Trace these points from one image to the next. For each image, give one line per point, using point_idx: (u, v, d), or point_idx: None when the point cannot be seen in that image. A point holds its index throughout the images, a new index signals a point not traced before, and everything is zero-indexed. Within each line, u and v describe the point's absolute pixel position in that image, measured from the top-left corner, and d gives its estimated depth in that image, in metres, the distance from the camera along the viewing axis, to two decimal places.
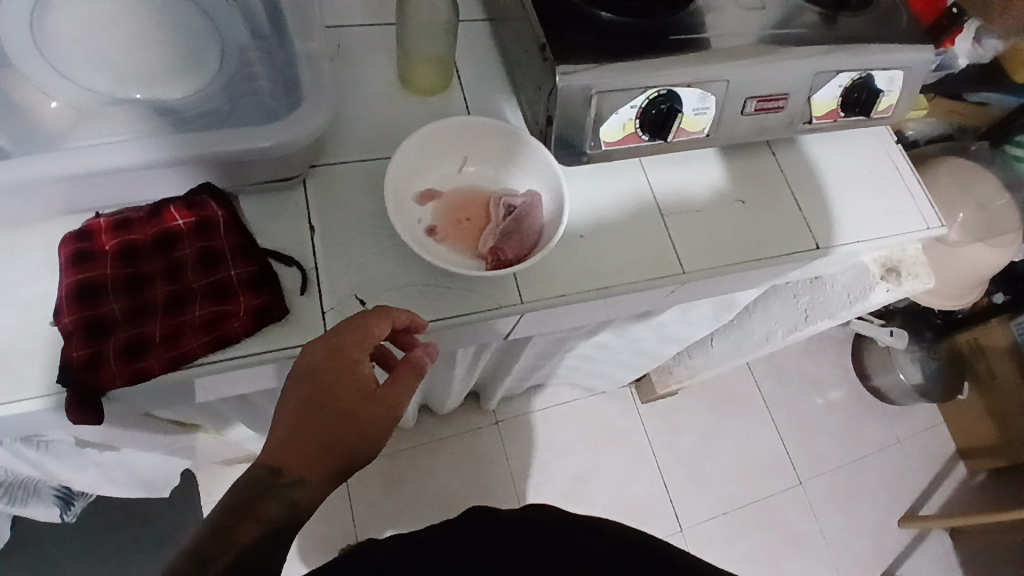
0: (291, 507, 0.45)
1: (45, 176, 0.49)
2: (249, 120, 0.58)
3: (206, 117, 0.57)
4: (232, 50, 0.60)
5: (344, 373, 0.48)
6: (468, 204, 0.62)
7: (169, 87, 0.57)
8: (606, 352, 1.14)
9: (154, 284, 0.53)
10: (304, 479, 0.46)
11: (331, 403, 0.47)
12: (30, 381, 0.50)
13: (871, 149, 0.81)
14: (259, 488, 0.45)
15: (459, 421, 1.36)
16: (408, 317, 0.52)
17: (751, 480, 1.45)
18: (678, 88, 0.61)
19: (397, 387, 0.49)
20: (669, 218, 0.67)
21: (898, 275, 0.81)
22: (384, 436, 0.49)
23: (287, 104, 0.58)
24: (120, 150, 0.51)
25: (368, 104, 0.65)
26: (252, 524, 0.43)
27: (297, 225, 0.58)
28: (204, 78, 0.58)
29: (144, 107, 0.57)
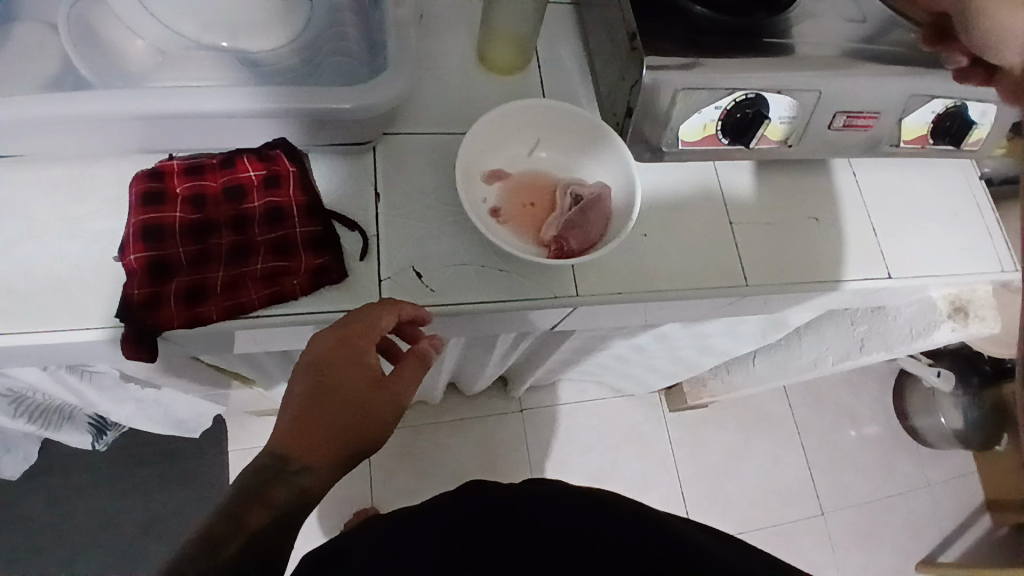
0: (299, 494, 0.45)
1: (131, 111, 0.50)
2: (328, 80, 0.58)
3: (292, 76, 0.58)
4: (319, 9, 0.61)
5: (352, 360, 0.48)
6: (535, 190, 0.61)
7: (254, 40, 0.57)
8: (641, 355, 1.12)
9: (220, 232, 0.54)
10: (310, 466, 0.46)
11: (336, 391, 0.47)
12: (92, 313, 0.51)
13: (956, 181, 0.76)
14: (268, 474, 0.45)
15: (484, 404, 1.36)
16: (413, 309, 0.52)
17: (768, 504, 1.42)
18: (767, 93, 0.59)
19: (403, 377, 0.49)
20: (737, 227, 0.65)
21: (965, 316, 0.77)
22: (390, 425, 0.49)
23: (368, 68, 0.58)
24: (204, 95, 0.51)
25: (444, 77, 0.64)
26: (261, 509, 0.44)
27: (363, 189, 0.58)
28: (289, 33, 0.58)
29: (229, 58, 0.58)
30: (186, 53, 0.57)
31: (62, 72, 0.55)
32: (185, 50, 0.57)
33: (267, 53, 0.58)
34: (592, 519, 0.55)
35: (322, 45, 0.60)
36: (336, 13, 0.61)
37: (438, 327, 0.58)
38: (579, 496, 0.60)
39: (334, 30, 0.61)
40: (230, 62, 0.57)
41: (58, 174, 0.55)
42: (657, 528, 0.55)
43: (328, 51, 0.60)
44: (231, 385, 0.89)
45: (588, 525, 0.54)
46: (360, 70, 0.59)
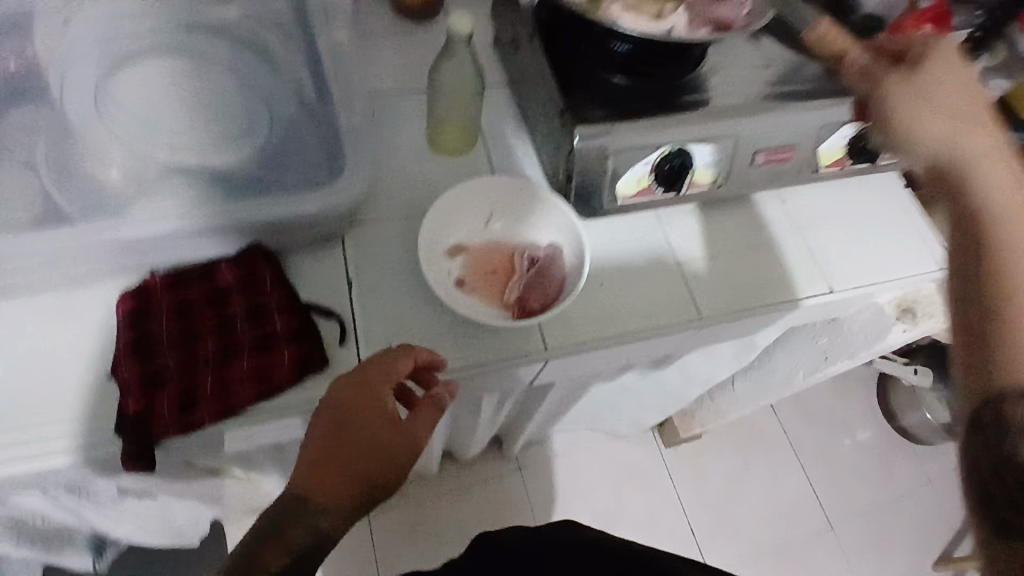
0: (316, 534, 0.49)
1: (120, 239, 0.55)
2: (293, 183, 0.62)
3: (260, 183, 0.62)
4: (278, 121, 0.66)
5: (367, 407, 0.50)
6: (495, 257, 0.65)
7: (220, 156, 0.63)
8: (627, 395, 1.15)
9: (206, 337, 0.57)
10: (327, 508, 0.49)
11: (354, 432, 0.49)
12: (57, 439, 0.53)
13: (881, 193, 0.83)
14: (286, 514, 0.48)
15: (482, 466, 1.36)
16: (430, 355, 0.55)
17: (778, 525, 1.42)
18: (689, 145, 0.66)
19: (417, 421, 0.52)
20: (686, 265, 0.70)
21: (913, 315, 0.83)
22: (405, 469, 0.51)
23: (329, 170, 0.63)
24: (189, 216, 0.57)
25: (400, 166, 0.70)
26: (279, 547, 0.48)
27: (337, 278, 0.62)
28: (253, 147, 0.64)
29: (200, 173, 0.61)
30: (156, 174, 0.61)
31: (45, 208, 0.59)
32: (154, 170, 0.61)
33: (233, 163, 0.63)
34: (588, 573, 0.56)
35: (284, 151, 0.65)
36: (294, 120, 0.67)
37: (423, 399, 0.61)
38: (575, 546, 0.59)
39: (294, 137, 0.66)
40: (198, 175, 0.61)
41: (44, 303, 0.58)
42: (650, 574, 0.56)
43: (290, 157, 0.65)
44: (228, 484, 0.90)
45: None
46: (322, 170, 0.64)
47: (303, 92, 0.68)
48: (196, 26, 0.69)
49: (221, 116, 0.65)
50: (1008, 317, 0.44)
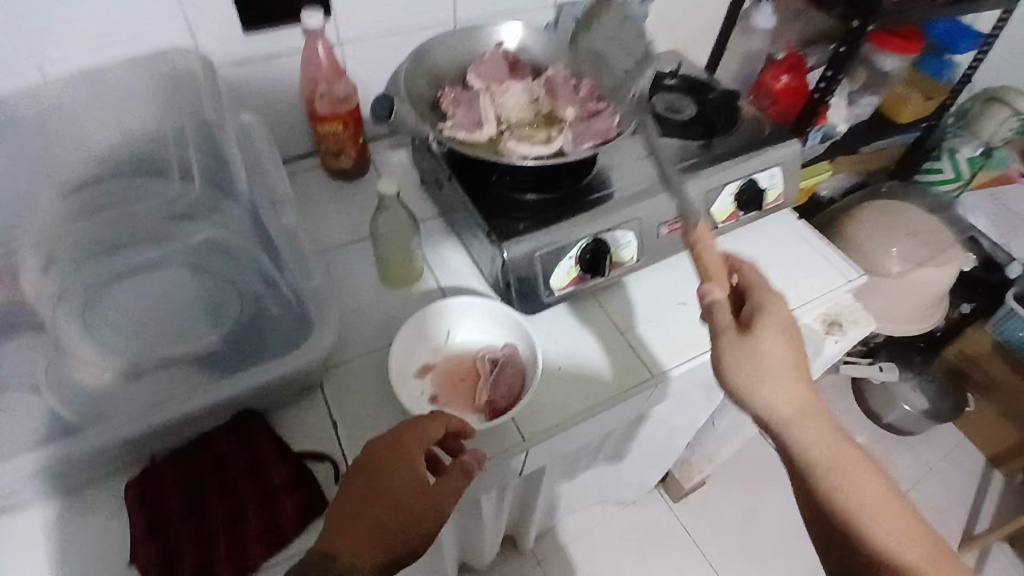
0: None
1: (122, 437, 0.60)
2: (271, 346, 0.70)
3: (240, 351, 0.70)
4: (247, 298, 0.75)
5: (404, 469, 0.58)
6: (460, 368, 0.72)
7: (202, 338, 0.71)
8: (621, 460, 1.20)
9: (211, 506, 0.61)
10: (353, 565, 0.53)
11: (391, 494, 0.57)
12: None
13: (779, 229, 0.98)
14: (310, 574, 0.52)
15: (503, 569, 1.36)
16: (460, 424, 0.64)
17: (803, 551, 1.44)
18: (601, 234, 0.76)
19: (446, 486, 0.60)
20: (629, 333, 0.80)
21: (840, 326, 0.90)
22: (429, 530, 0.58)
23: (300, 327, 0.71)
24: (181, 404, 0.62)
25: (362, 308, 0.78)
26: None
27: (324, 421, 0.68)
28: (228, 323, 0.72)
29: (189, 360, 0.69)
30: (150, 368, 0.68)
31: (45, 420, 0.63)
32: (144, 364, 0.68)
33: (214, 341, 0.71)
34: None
35: (258, 321, 0.73)
36: (261, 291, 0.76)
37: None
38: None
39: (266, 308, 0.74)
40: (183, 360, 0.69)
41: (57, 515, 0.62)
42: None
43: (265, 326, 0.72)
44: None
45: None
46: (294, 328, 0.72)
47: (265, 267, 0.78)
48: (164, 234, 0.80)
49: (197, 308, 0.74)
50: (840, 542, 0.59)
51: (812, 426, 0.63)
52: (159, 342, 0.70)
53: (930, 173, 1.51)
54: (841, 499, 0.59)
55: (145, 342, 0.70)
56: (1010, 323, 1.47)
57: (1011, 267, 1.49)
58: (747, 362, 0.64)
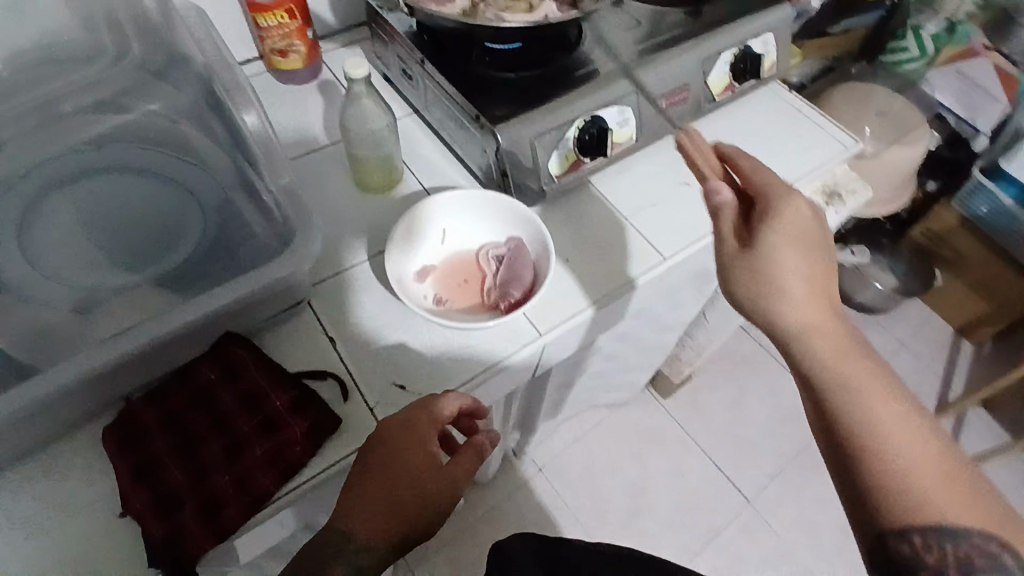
0: (357, 572, 0.51)
1: (82, 374, 0.52)
2: (248, 260, 0.62)
3: (213, 269, 0.62)
4: (212, 212, 0.66)
5: (422, 453, 0.54)
6: (463, 268, 0.67)
7: (167, 258, 0.62)
8: (615, 362, 1.19)
9: (207, 439, 0.55)
10: (368, 545, 0.51)
11: (404, 475, 0.53)
12: None
13: (773, 100, 0.91)
14: (329, 551, 0.51)
15: (504, 481, 1.38)
16: (473, 403, 0.59)
17: (789, 430, 1.50)
18: (600, 111, 0.69)
19: (459, 467, 0.57)
20: (633, 218, 0.74)
21: (840, 197, 0.87)
22: (443, 510, 0.55)
23: (279, 236, 0.63)
24: (146, 330, 0.54)
25: (340, 219, 0.70)
26: None
27: (320, 342, 0.62)
28: (195, 240, 0.63)
29: (155, 284, 0.60)
30: (112, 296, 0.60)
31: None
32: (107, 293, 0.60)
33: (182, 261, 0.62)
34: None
35: (229, 235, 0.64)
36: (226, 201, 0.66)
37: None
38: None
39: (235, 220, 0.65)
40: (150, 284, 0.60)
41: (26, 475, 0.55)
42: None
43: (238, 240, 0.64)
44: None
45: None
46: (273, 239, 0.64)
47: (228, 179, 0.68)
48: (106, 156, 0.70)
49: (155, 227, 0.64)
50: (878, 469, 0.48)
51: (844, 360, 0.53)
52: (117, 270, 0.62)
53: (893, 54, 1.34)
54: (847, 421, 0.50)
55: (100, 272, 0.61)
56: (976, 198, 1.42)
57: (976, 142, 1.40)
58: (773, 282, 0.56)
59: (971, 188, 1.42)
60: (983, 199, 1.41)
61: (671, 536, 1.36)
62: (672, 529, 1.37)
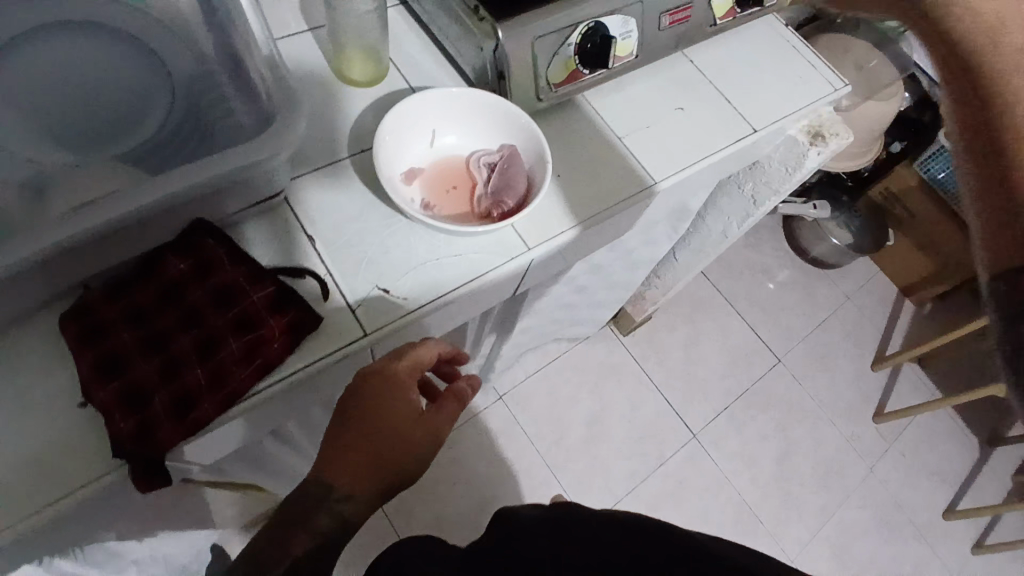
0: (340, 518, 0.52)
1: (41, 251, 0.47)
2: (225, 144, 0.59)
3: (186, 151, 0.58)
4: (181, 90, 0.60)
5: (396, 403, 0.53)
6: (451, 174, 0.65)
7: (134, 137, 0.58)
8: (584, 295, 1.20)
9: (177, 334, 0.52)
10: (351, 494, 0.52)
11: (382, 425, 0.52)
12: (24, 495, 0.48)
13: (770, 32, 0.89)
14: (312, 502, 0.51)
15: (465, 407, 1.40)
16: (453, 350, 0.61)
17: (738, 372, 1.57)
18: (604, 17, 0.65)
19: (440, 414, 0.56)
20: (627, 138, 0.72)
21: (823, 137, 0.89)
22: (427, 458, 0.55)
23: (259, 121, 0.59)
24: (111, 204, 0.49)
25: (318, 113, 0.65)
26: (303, 535, 0.51)
27: (296, 242, 0.59)
28: (165, 119, 0.59)
29: (117, 164, 0.56)
30: (68, 174, 0.55)
31: None
32: (65, 169, 0.55)
33: (150, 141, 0.58)
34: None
35: (201, 119, 0.60)
36: (197, 79, 0.61)
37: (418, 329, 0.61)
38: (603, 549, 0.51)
39: (209, 102, 0.60)
40: (116, 163, 0.56)
41: None
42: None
43: (210, 126, 0.59)
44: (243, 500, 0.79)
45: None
46: (252, 123, 0.60)
47: (198, 54, 0.62)
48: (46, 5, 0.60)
49: (115, 103, 0.59)
50: None
51: None
52: (73, 146, 0.56)
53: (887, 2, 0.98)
54: None
55: (54, 148, 0.56)
56: (935, 163, 1.53)
57: None
58: None
59: None
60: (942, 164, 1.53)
61: (621, 464, 1.42)
62: (624, 457, 1.43)
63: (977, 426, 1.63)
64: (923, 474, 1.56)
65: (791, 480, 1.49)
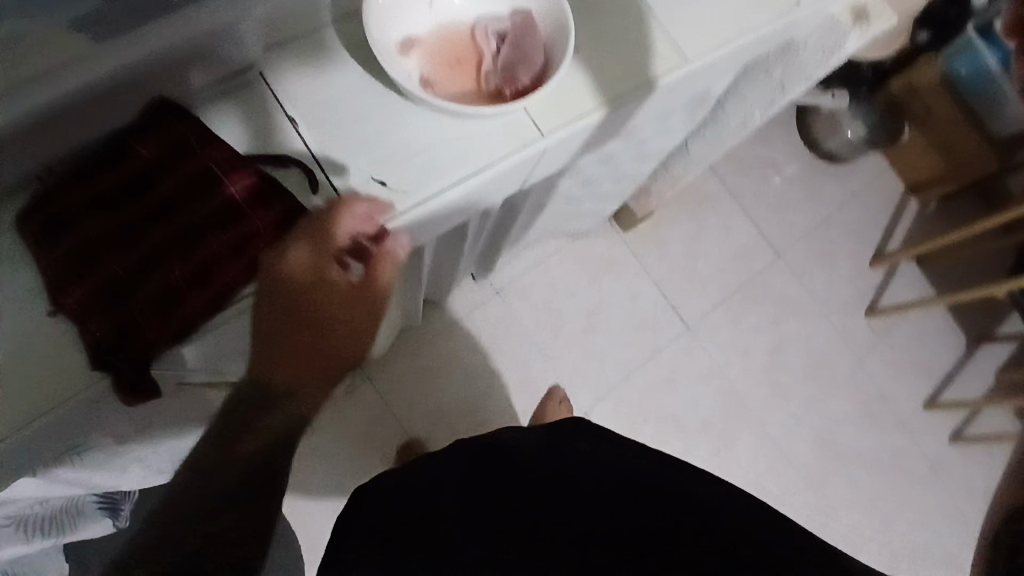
0: (288, 415, 0.54)
1: None
2: None
3: None
4: None
5: (312, 299, 0.49)
6: (456, 44, 0.55)
7: None
8: (587, 189, 1.12)
9: (150, 228, 0.47)
10: (291, 394, 0.53)
11: (304, 319, 0.50)
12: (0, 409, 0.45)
13: None
14: (254, 404, 0.53)
15: (462, 302, 1.37)
16: (368, 205, 0.48)
17: (737, 268, 1.55)
18: None
19: (373, 285, 0.51)
20: (657, 6, 0.61)
21: (866, 19, 0.81)
22: (368, 339, 0.54)
23: None
24: (58, 76, 0.41)
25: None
26: (255, 434, 0.54)
27: (279, 123, 0.52)
28: None
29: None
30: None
31: None
32: None
33: None
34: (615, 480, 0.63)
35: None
36: None
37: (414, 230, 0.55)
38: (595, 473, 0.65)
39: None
40: None
41: None
42: (661, 473, 0.66)
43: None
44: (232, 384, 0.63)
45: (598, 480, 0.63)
46: None
47: None
48: None
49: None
50: None
51: None
52: None
53: None
54: None
55: None
56: (963, 58, 1.39)
57: None
58: None
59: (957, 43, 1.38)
60: (967, 59, 1.39)
61: (616, 357, 1.44)
62: (620, 351, 1.44)
63: (965, 323, 1.66)
64: (907, 368, 1.60)
65: (781, 372, 1.52)
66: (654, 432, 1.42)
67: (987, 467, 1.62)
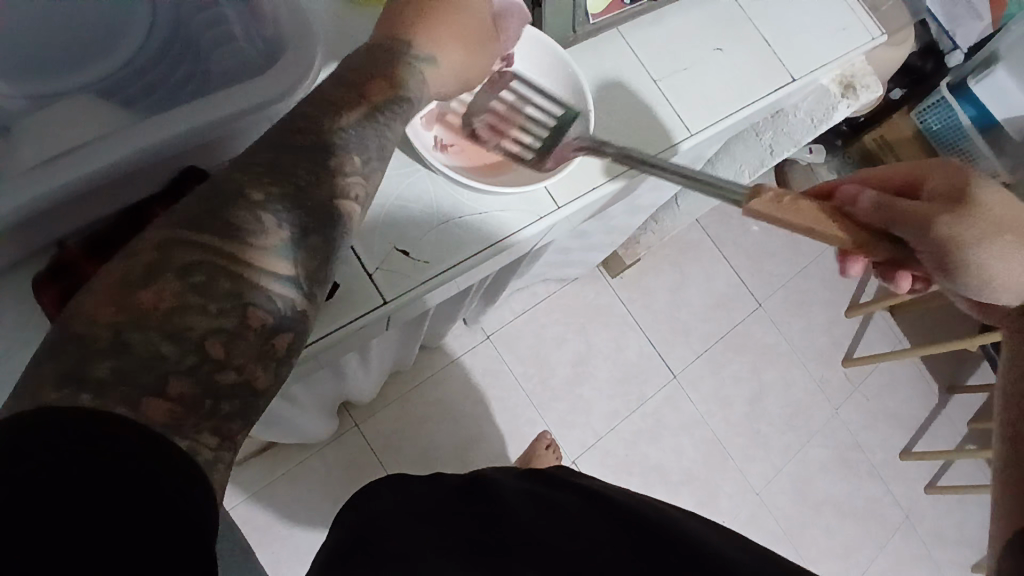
0: (244, 253, 0.39)
1: (45, 198, 0.42)
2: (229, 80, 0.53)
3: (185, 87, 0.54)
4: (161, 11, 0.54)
5: (427, 17, 0.53)
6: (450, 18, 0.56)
7: (102, 61, 0.54)
8: (580, 240, 1.15)
9: None
10: (265, 204, 0.40)
11: (415, 12, 0.53)
12: None
13: None
14: (212, 204, 0.39)
15: (451, 347, 1.37)
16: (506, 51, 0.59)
17: (719, 316, 1.59)
18: None
19: (435, 46, 0.53)
20: (663, 83, 0.69)
21: (856, 89, 0.85)
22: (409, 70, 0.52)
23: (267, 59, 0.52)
24: (105, 147, 0.43)
25: (330, 41, 0.60)
26: (195, 263, 0.37)
27: None
28: (134, 42, 0.54)
29: (90, 94, 0.53)
30: (32, 110, 0.52)
31: None
32: (33, 107, 0.52)
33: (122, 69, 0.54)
34: (603, 522, 0.54)
35: (193, 32, 0.54)
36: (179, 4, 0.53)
37: (445, 290, 0.60)
38: (585, 495, 0.58)
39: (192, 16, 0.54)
40: (97, 99, 0.53)
41: None
42: (672, 528, 0.53)
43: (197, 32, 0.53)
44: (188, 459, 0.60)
45: (579, 512, 0.55)
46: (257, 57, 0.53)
47: None
48: None
49: (76, 16, 0.52)
50: (976, 223, 0.49)
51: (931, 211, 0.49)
52: (43, 78, 0.53)
53: None
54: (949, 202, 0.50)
55: (20, 81, 0.52)
56: (931, 114, 1.35)
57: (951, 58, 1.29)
58: (926, 214, 0.49)
59: (933, 101, 1.33)
60: (936, 114, 1.34)
61: (603, 402, 1.45)
62: (606, 397, 1.45)
63: (935, 372, 1.73)
64: (880, 417, 1.65)
65: (761, 421, 1.55)
66: (640, 482, 1.42)
67: (957, 515, 1.67)
